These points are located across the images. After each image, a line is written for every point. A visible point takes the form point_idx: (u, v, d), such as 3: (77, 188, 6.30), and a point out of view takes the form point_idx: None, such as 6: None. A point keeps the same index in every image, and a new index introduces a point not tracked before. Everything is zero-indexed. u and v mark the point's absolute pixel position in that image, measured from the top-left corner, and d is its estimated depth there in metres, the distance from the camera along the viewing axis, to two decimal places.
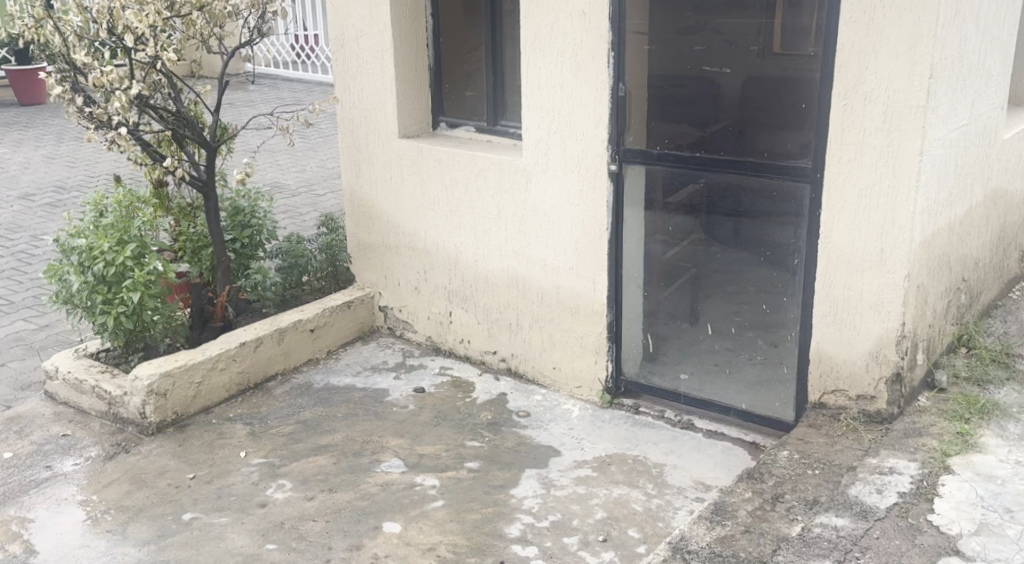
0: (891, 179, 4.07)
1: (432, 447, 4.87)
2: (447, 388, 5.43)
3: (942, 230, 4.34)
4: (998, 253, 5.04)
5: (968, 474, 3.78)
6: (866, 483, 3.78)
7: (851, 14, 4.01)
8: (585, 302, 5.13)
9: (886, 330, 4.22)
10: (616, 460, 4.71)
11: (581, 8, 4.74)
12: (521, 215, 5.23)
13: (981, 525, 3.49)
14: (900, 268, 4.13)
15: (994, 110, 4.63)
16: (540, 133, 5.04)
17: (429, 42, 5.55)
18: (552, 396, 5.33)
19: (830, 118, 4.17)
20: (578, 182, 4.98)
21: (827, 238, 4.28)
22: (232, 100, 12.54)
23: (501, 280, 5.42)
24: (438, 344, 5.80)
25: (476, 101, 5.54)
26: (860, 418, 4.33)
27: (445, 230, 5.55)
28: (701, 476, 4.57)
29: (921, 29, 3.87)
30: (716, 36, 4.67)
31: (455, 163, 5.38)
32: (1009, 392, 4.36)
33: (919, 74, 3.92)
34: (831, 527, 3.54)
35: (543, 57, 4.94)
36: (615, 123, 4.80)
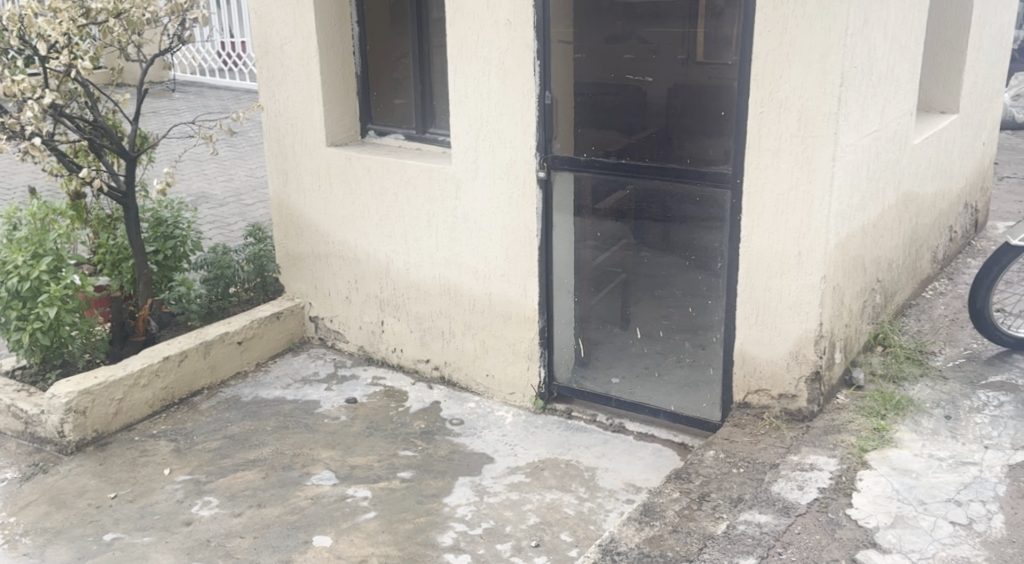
0: (807, 184, 4.19)
1: (364, 458, 4.88)
2: (379, 397, 5.44)
3: (856, 232, 4.48)
4: (911, 254, 5.21)
5: (884, 469, 3.91)
6: (788, 480, 3.89)
7: (765, 24, 4.13)
8: (517, 308, 5.18)
9: (805, 330, 4.34)
10: (549, 465, 4.77)
11: (506, 17, 4.80)
12: (451, 222, 5.27)
13: (896, 517, 3.62)
14: (817, 269, 4.25)
15: (904, 116, 4.79)
16: (469, 141, 5.08)
17: (355, 49, 5.54)
18: (485, 403, 5.37)
19: (748, 125, 4.27)
20: (506, 189, 5.03)
21: (747, 242, 4.39)
22: (155, 108, 12.35)
23: (432, 288, 5.45)
24: (370, 354, 5.80)
25: (405, 109, 5.56)
26: (782, 417, 4.46)
27: (376, 239, 5.56)
28: (631, 478, 4.64)
29: (832, 39, 4.00)
30: (643, 45, 4.87)
31: (385, 172, 5.39)
32: (923, 388, 4.51)
33: (830, 83, 4.04)
34: (754, 524, 3.64)
35: (469, 65, 4.98)
36: (542, 131, 4.86)
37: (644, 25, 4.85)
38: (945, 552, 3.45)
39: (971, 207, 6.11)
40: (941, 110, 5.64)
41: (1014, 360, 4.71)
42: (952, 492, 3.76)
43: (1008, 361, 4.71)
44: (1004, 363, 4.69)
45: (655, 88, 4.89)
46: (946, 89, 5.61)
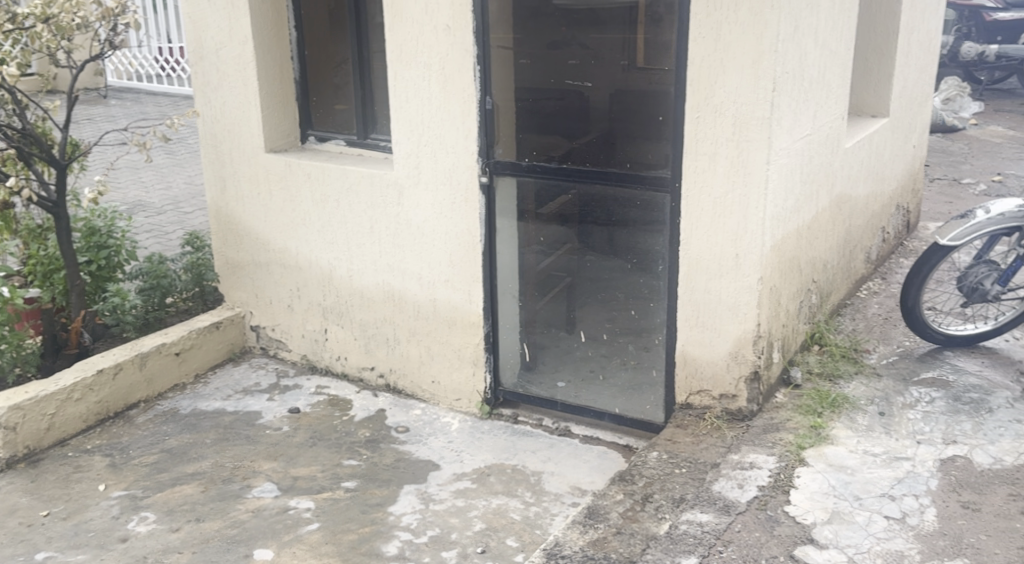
0: (742, 187, 4.25)
1: (307, 469, 4.85)
2: (323, 407, 5.42)
3: (791, 235, 4.57)
4: (845, 254, 5.32)
5: (821, 465, 3.98)
6: (728, 479, 3.94)
7: (699, 30, 4.19)
8: (461, 313, 5.18)
9: (743, 330, 4.41)
10: (495, 471, 4.79)
11: (445, 22, 4.81)
12: (394, 228, 5.24)
13: (833, 513, 3.69)
14: (754, 271, 4.32)
15: (836, 120, 4.90)
16: (411, 146, 5.07)
17: (294, 55, 5.49)
18: (431, 410, 5.37)
19: (685, 129, 4.33)
20: (449, 195, 5.03)
21: (686, 245, 4.45)
22: (91, 115, 12.15)
23: (376, 295, 5.42)
24: (314, 362, 5.76)
25: (347, 115, 5.51)
26: (723, 416, 4.53)
27: (318, 246, 5.51)
28: (577, 481, 4.68)
29: (763, 45, 4.07)
30: (584, 51, 5.01)
31: (325, 178, 5.35)
32: (858, 386, 4.61)
33: (763, 89, 4.11)
34: (696, 523, 3.69)
35: (409, 71, 4.97)
36: (485, 135, 4.86)
37: (581, 32, 5.00)
38: (880, 546, 3.53)
39: (903, 208, 6.25)
40: (873, 114, 5.76)
41: (945, 357, 4.83)
42: (886, 487, 3.85)
43: (939, 357, 4.83)
44: (936, 360, 4.81)
45: (594, 92, 5.04)
46: (878, 93, 5.73)
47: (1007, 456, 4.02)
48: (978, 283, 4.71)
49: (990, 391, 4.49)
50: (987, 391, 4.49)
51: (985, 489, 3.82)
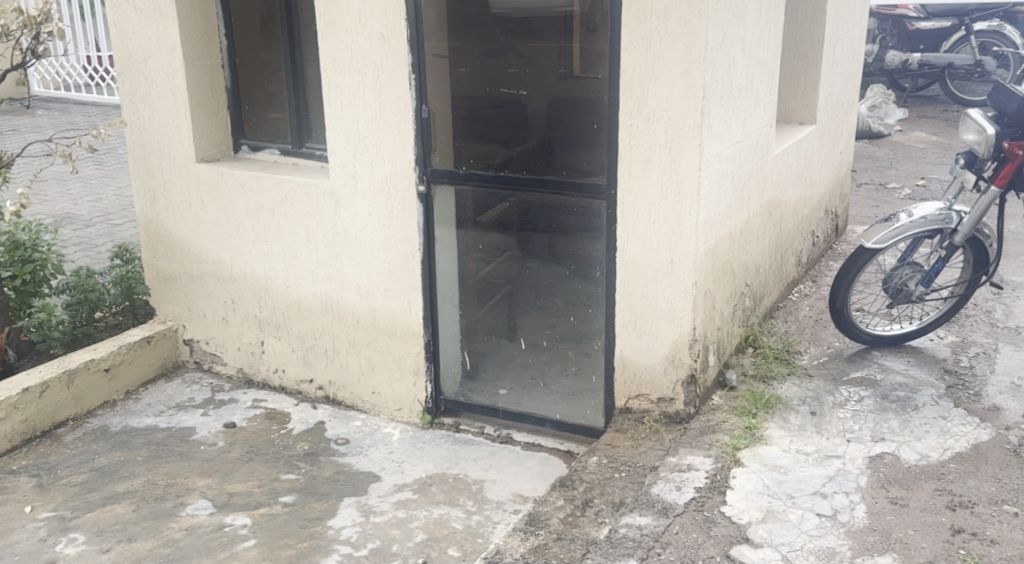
0: (675, 194, 4.31)
1: (244, 484, 4.80)
2: (260, 420, 5.36)
3: (724, 240, 4.64)
4: (777, 258, 5.41)
5: (756, 465, 4.05)
6: (666, 481, 3.98)
7: (631, 40, 4.24)
8: (401, 323, 5.15)
9: (679, 335, 4.46)
10: (436, 480, 4.78)
11: (379, 31, 4.76)
12: (332, 238, 5.17)
13: (767, 512, 3.75)
14: (688, 276, 4.38)
15: (764, 128, 4.99)
16: (347, 155, 5.00)
17: (224, 62, 5.39)
18: (371, 421, 5.34)
19: (619, 137, 4.37)
20: (386, 205, 4.98)
21: (623, 251, 4.49)
22: (16, 126, 11.89)
23: (314, 306, 5.35)
24: (250, 376, 5.69)
25: (281, 123, 5.45)
26: (661, 420, 4.58)
27: (252, 257, 5.42)
28: (519, 488, 4.69)
29: (693, 54, 4.13)
30: (522, 60, 5.11)
31: (259, 187, 5.26)
32: (790, 387, 4.69)
33: (693, 97, 4.18)
34: (635, 526, 3.72)
35: (344, 78, 4.90)
36: (421, 144, 4.83)
37: (518, 43, 5.12)
38: (812, 543, 3.59)
39: (832, 212, 6.38)
40: (800, 121, 5.90)
41: (873, 357, 4.94)
42: (818, 485, 3.92)
43: (868, 357, 4.94)
44: (865, 360, 4.92)
45: (534, 100, 5.14)
46: (804, 101, 5.86)
47: (933, 452, 4.12)
48: (903, 283, 4.82)
49: (916, 390, 4.60)
50: (914, 389, 4.60)
51: (912, 485, 3.92)
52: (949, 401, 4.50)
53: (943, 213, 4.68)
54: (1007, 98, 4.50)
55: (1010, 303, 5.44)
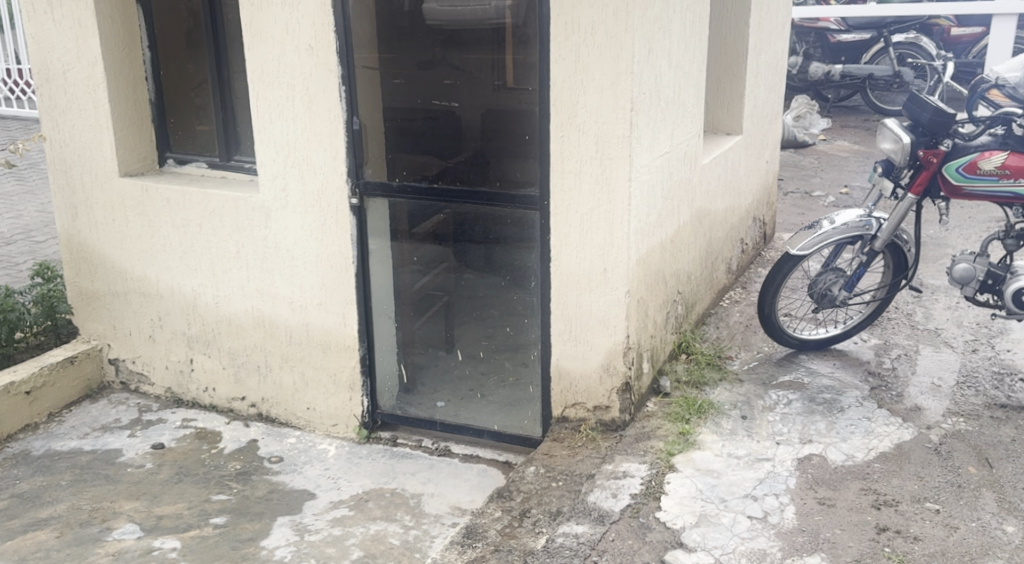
0: (607, 204, 4.35)
1: (173, 507, 4.73)
2: (189, 440, 5.29)
3: (655, 249, 4.70)
4: (707, 266, 5.48)
5: (689, 470, 4.09)
6: (602, 488, 4.01)
7: (560, 52, 4.26)
8: (336, 337, 5.11)
9: (614, 343, 4.49)
10: (373, 496, 4.75)
11: (307, 42, 4.73)
12: (262, 251, 5.12)
13: (700, 516, 3.79)
14: (621, 285, 4.42)
15: (692, 138, 5.06)
16: (277, 168, 4.95)
17: (148, 75, 5.30)
18: (306, 437, 5.29)
19: (550, 147, 4.39)
20: (318, 217, 4.95)
21: (557, 261, 4.51)
22: None
23: (245, 322, 5.29)
24: (179, 395, 5.60)
25: (208, 136, 5.39)
26: (597, 427, 4.61)
27: (180, 272, 5.34)
28: (457, 501, 4.68)
29: (621, 66, 4.18)
30: (457, 71, 5.08)
31: (186, 202, 5.19)
32: (722, 392, 4.76)
33: (622, 109, 4.22)
34: (572, 535, 3.74)
35: (272, 90, 4.85)
36: (353, 156, 4.81)
37: (452, 54, 5.09)
38: (744, 545, 3.64)
39: (759, 220, 6.48)
40: (727, 132, 6.00)
41: (800, 360, 5.03)
42: (749, 488, 3.98)
43: (796, 361, 5.03)
44: (793, 364, 5.01)
45: (470, 111, 5.06)
46: (730, 112, 5.96)
47: (858, 452, 4.20)
48: (827, 289, 4.90)
49: (842, 391, 4.69)
50: (839, 391, 4.69)
51: (839, 485, 3.99)
52: (873, 402, 4.59)
53: (863, 219, 4.78)
54: (921, 108, 4.56)
55: (930, 305, 5.58)
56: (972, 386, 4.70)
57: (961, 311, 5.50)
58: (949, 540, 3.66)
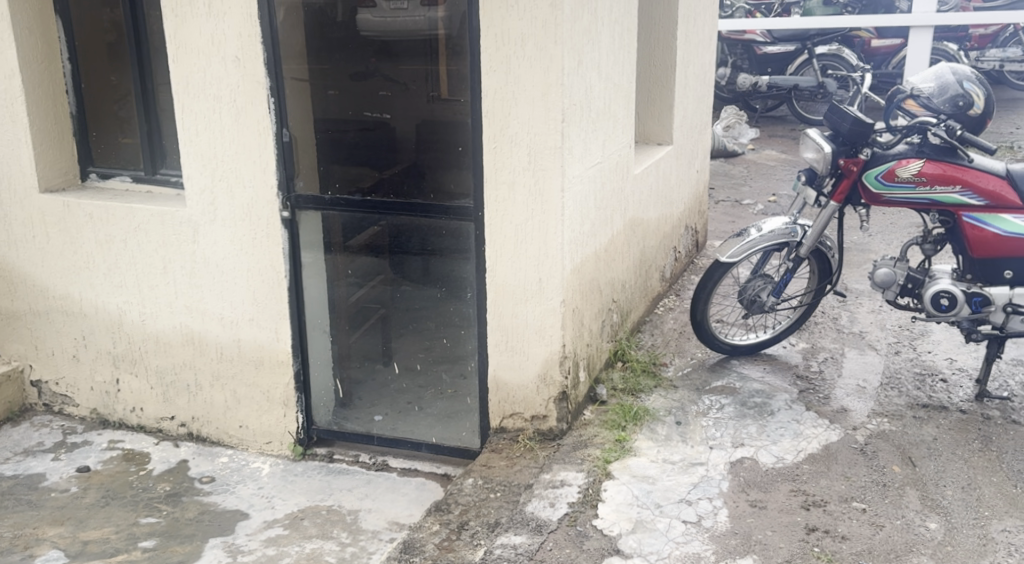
0: (541, 214, 4.35)
1: (100, 531, 4.63)
2: (117, 462, 5.18)
3: (589, 257, 4.72)
4: (641, 275, 5.53)
5: (625, 477, 4.11)
6: (540, 498, 4.00)
7: (491, 63, 4.26)
8: (268, 353, 5.03)
9: (549, 353, 4.50)
10: (309, 514, 4.70)
11: (233, 54, 4.65)
12: (190, 267, 5.03)
13: (637, 523, 3.82)
14: (556, 294, 4.43)
15: (623, 149, 5.10)
16: (205, 181, 4.86)
17: (68, 88, 5.18)
18: (239, 456, 5.22)
19: (484, 158, 4.38)
20: (248, 231, 4.87)
21: (493, 272, 4.50)
22: None
23: (173, 339, 5.20)
24: (105, 416, 5.49)
25: (133, 149, 5.30)
26: (535, 437, 4.61)
27: (105, 290, 5.24)
28: (395, 516, 4.65)
29: (551, 79, 4.19)
30: (389, 81, 5.43)
31: (110, 218, 5.09)
32: (657, 398, 4.80)
33: (554, 120, 4.24)
34: (510, 546, 3.74)
35: (198, 103, 4.76)
36: (283, 168, 4.75)
37: (385, 64, 5.42)
38: (679, 550, 3.67)
39: (691, 229, 6.55)
40: (658, 142, 6.07)
41: (732, 366, 5.09)
42: (683, 492, 4.01)
43: (727, 366, 5.09)
44: (724, 369, 5.06)
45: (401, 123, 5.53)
46: (660, 123, 6.04)
47: (788, 454, 4.26)
48: (756, 295, 4.98)
49: (772, 395, 4.76)
50: (770, 395, 4.76)
51: (770, 487, 4.04)
52: (801, 405, 4.67)
53: (789, 227, 4.86)
54: (841, 117, 4.65)
55: (855, 309, 5.69)
56: (896, 387, 4.80)
57: (884, 315, 5.62)
58: (875, 538, 3.73)
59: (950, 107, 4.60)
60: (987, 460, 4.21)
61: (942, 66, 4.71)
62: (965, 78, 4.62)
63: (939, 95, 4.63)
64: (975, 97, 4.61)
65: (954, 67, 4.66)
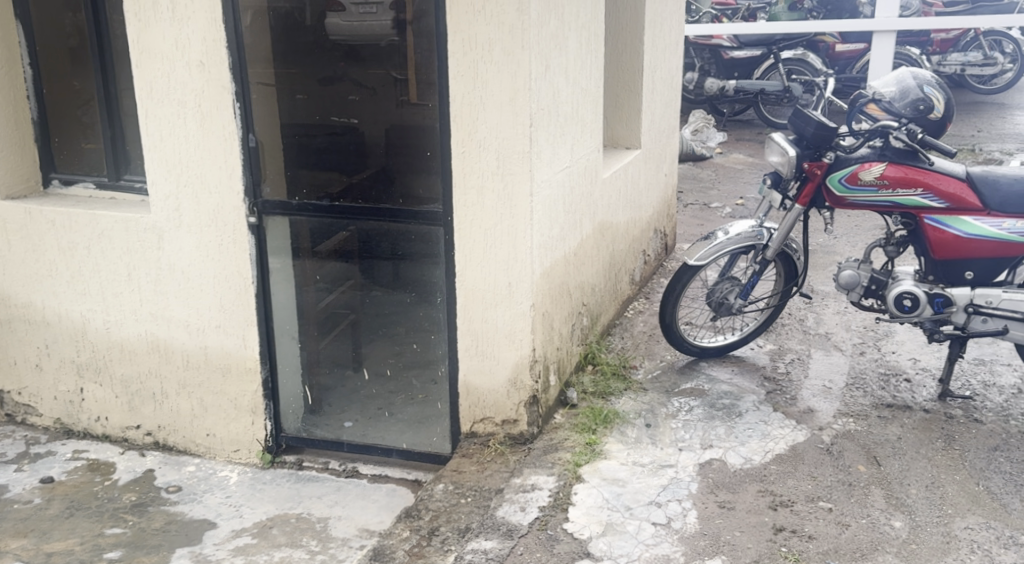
0: (510, 218, 4.35)
1: (64, 542, 4.58)
2: (81, 472, 5.13)
3: (558, 261, 4.73)
4: (610, 278, 5.54)
5: (596, 480, 4.12)
6: (511, 503, 4.00)
7: (458, 68, 4.25)
8: (235, 360, 4.99)
9: (520, 357, 4.50)
10: (277, 522, 4.67)
11: (197, 58, 4.61)
12: (155, 274, 4.98)
13: (607, 525, 3.82)
14: (526, 298, 4.43)
15: (592, 153, 5.11)
16: (169, 187, 4.81)
17: (30, 93, 5.14)
18: (206, 465, 5.18)
19: (452, 163, 4.37)
20: (214, 237, 4.83)
21: (462, 276, 4.48)
22: None
23: (138, 347, 5.15)
24: (69, 426, 5.43)
25: (96, 155, 5.22)
26: (506, 442, 4.60)
27: (68, 298, 5.18)
28: (365, 523, 4.63)
29: (518, 83, 4.19)
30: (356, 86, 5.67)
31: (73, 225, 5.04)
32: (627, 401, 4.82)
33: (522, 125, 4.24)
34: (481, 551, 3.73)
35: (162, 108, 4.72)
36: (250, 174, 4.70)
37: (353, 69, 5.65)
38: (649, 552, 3.68)
39: (660, 232, 6.58)
40: (627, 146, 6.09)
41: (701, 368, 5.11)
42: (653, 495, 4.02)
43: (696, 368, 5.11)
44: (693, 371, 5.08)
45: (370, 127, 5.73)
46: (629, 127, 6.06)
47: (756, 455, 4.29)
48: (724, 297, 5.00)
49: (740, 396, 4.78)
50: (738, 396, 4.79)
51: (738, 488, 4.06)
52: (769, 406, 4.69)
53: (755, 230, 4.88)
54: (805, 121, 4.69)
55: (821, 311, 5.74)
56: (861, 387, 4.84)
57: (849, 316, 5.67)
58: (841, 537, 3.75)
59: (911, 111, 4.63)
60: (950, 459, 4.25)
61: (903, 71, 4.75)
62: (926, 82, 4.66)
63: (899, 99, 4.66)
64: (935, 100, 4.65)
65: (915, 72, 4.70)
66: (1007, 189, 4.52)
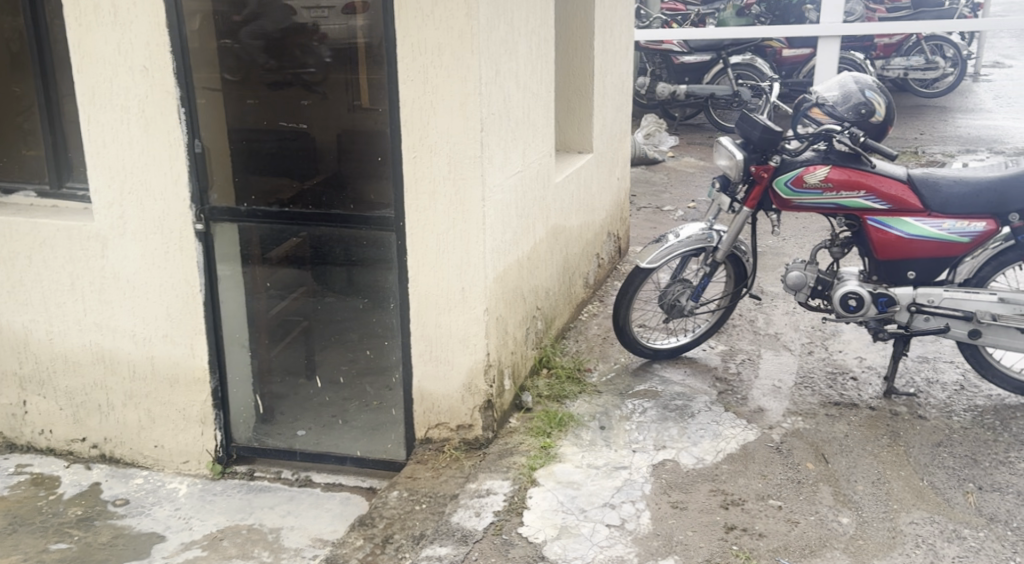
0: (463, 223, 4.34)
1: (7, 560, 4.50)
2: (25, 488, 5.03)
3: (512, 266, 4.72)
4: (564, 281, 5.54)
5: (551, 483, 4.11)
6: (466, 508, 3.98)
7: (407, 74, 4.23)
8: (183, 369, 4.93)
9: (474, 361, 4.49)
10: (228, 534, 4.61)
11: (141, 63, 4.55)
12: (99, 283, 4.90)
13: (561, 528, 3.82)
14: (480, 302, 4.42)
15: (543, 157, 5.12)
16: (113, 195, 4.74)
17: None
18: (154, 477, 5.10)
19: (403, 168, 4.35)
20: (160, 245, 4.77)
21: (415, 282, 4.46)
22: None
23: (83, 358, 5.06)
24: (12, 440, 5.32)
25: (37, 162, 5.15)
26: (461, 447, 4.58)
27: (9, 309, 5.08)
28: (318, 532, 4.58)
29: (468, 88, 4.18)
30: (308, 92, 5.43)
31: (13, 235, 4.94)
32: (581, 404, 4.82)
33: (473, 129, 4.23)
34: (435, 557, 3.71)
35: (105, 114, 4.65)
36: (196, 180, 4.66)
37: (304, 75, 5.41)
38: (603, 554, 3.69)
39: (613, 235, 6.60)
40: (579, 150, 6.10)
41: (654, 370, 5.13)
42: (607, 497, 4.02)
43: (649, 370, 5.14)
44: (647, 373, 5.10)
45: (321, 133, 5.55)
46: (580, 131, 6.07)
47: (707, 455, 4.31)
48: (676, 300, 5.03)
49: (692, 397, 4.81)
50: (690, 397, 4.81)
51: (690, 488, 4.08)
52: (720, 406, 4.72)
53: (705, 232, 4.92)
54: (751, 126, 4.74)
55: (771, 312, 5.79)
56: (809, 387, 4.89)
57: (798, 316, 5.73)
58: (791, 534, 3.78)
59: (853, 115, 4.67)
60: (896, 455, 4.31)
61: (845, 76, 4.81)
62: (867, 86, 4.73)
63: (842, 103, 4.70)
64: (876, 104, 4.70)
65: (857, 77, 4.76)
66: (948, 190, 4.59)
